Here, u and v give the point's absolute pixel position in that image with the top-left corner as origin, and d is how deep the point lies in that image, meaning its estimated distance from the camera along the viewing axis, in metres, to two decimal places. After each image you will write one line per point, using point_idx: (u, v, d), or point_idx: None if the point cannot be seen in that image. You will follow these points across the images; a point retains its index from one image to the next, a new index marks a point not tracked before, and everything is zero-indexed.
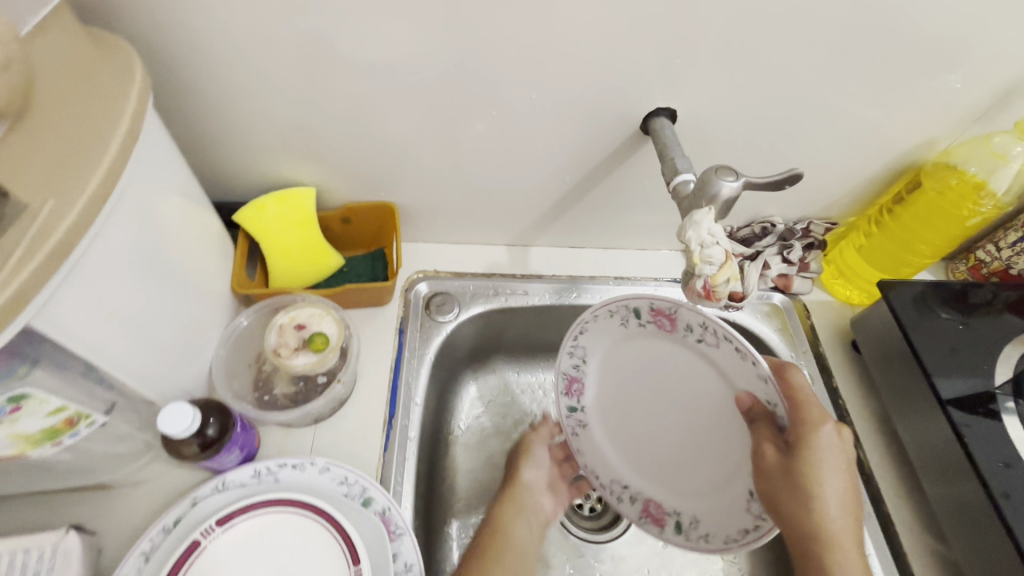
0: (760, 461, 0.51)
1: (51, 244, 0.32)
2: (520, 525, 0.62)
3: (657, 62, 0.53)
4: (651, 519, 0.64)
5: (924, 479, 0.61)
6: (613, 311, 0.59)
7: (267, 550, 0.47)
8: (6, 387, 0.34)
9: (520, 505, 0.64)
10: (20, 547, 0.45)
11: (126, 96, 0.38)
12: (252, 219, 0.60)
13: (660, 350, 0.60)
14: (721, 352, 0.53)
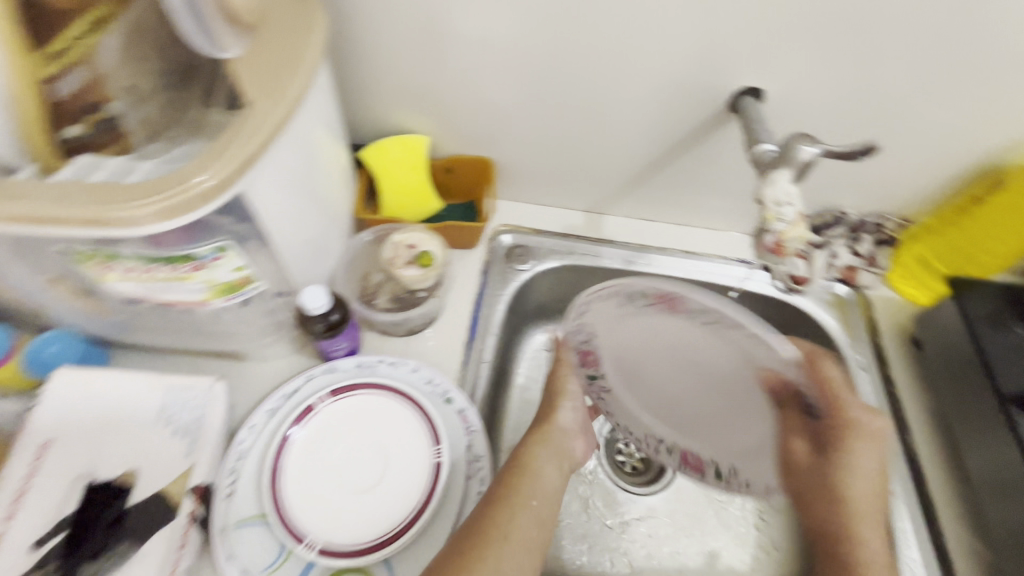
0: (795, 459, 0.61)
1: (265, 130, 0.42)
2: (552, 470, 0.57)
3: (751, 44, 0.58)
4: (690, 467, 0.64)
5: (973, 470, 0.63)
6: (619, 290, 0.54)
7: (365, 422, 0.57)
8: (211, 240, 0.44)
9: (551, 449, 0.59)
10: (178, 385, 0.53)
11: (316, 28, 0.48)
12: (373, 157, 0.70)
13: (679, 323, 0.56)
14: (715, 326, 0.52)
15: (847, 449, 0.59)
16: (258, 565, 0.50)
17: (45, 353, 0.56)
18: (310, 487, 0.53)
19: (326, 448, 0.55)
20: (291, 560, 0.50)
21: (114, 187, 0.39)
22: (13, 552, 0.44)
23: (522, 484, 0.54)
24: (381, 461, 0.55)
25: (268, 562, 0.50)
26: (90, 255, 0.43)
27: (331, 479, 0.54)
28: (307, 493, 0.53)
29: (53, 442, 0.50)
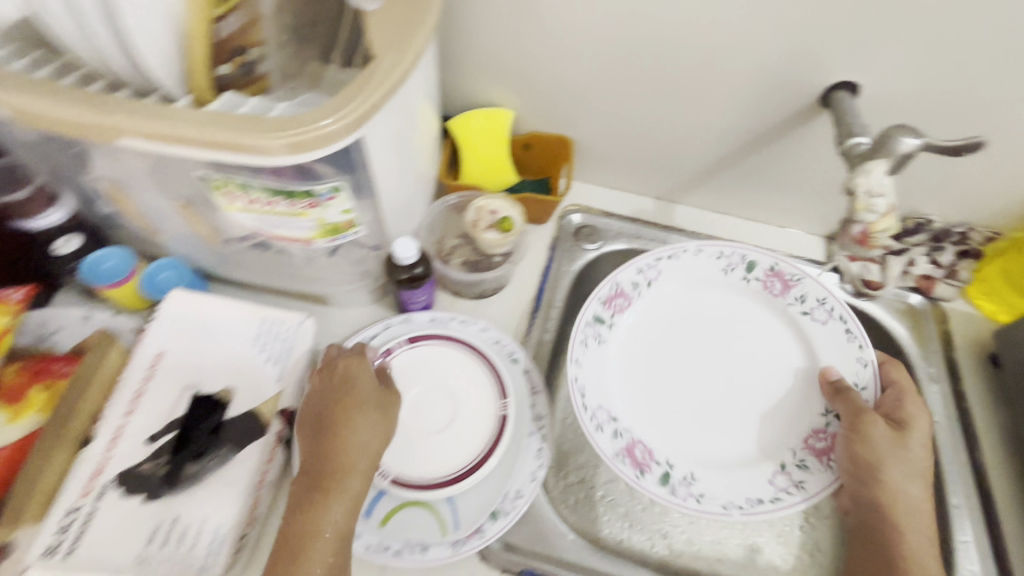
0: (864, 424, 0.59)
1: (386, 86, 0.46)
2: (371, 436, 0.49)
3: (854, 38, 0.58)
4: (630, 458, 0.61)
5: None
6: (721, 255, 0.69)
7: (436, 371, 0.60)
8: (329, 180, 0.47)
9: (381, 403, 0.51)
10: (274, 317, 0.58)
11: None
12: (459, 128, 0.74)
13: (736, 304, 0.70)
14: (829, 330, 0.65)
15: (916, 425, 0.60)
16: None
17: (158, 277, 0.62)
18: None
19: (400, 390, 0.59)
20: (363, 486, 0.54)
21: (254, 120, 0.43)
22: (132, 444, 0.50)
23: (348, 488, 0.47)
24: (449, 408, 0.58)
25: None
26: (219, 184, 0.47)
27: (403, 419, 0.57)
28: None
29: (165, 354, 0.55)
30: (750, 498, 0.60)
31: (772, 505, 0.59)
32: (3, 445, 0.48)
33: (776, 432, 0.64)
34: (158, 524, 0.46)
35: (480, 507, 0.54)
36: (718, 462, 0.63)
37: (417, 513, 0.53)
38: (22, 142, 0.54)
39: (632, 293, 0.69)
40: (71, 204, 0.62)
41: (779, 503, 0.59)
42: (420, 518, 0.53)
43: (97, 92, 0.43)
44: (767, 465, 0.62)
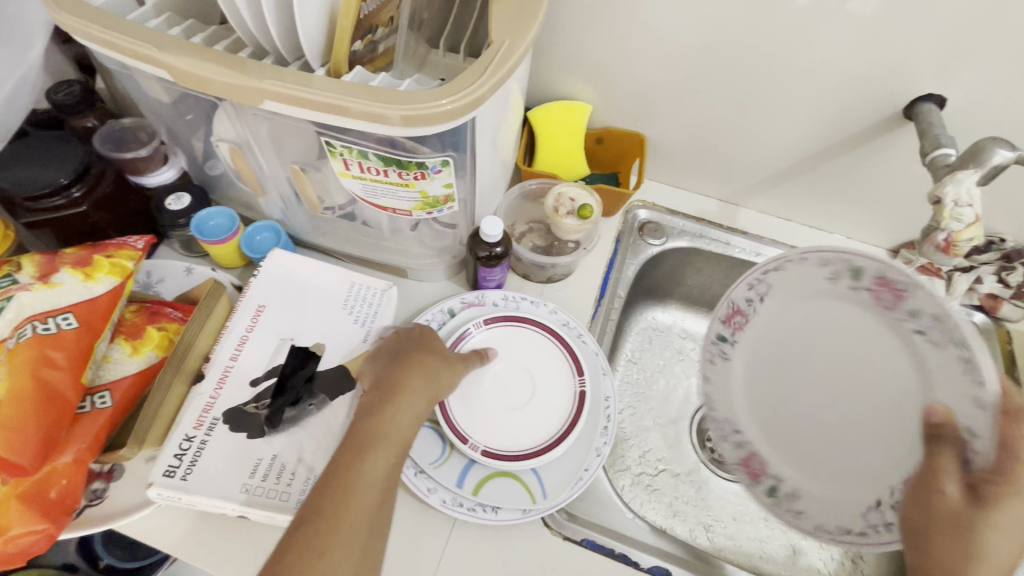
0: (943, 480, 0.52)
1: (502, 70, 0.48)
2: (439, 378, 0.50)
3: (946, 51, 0.59)
4: (748, 470, 0.64)
5: None
6: (828, 262, 0.58)
7: (513, 350, 0.64)
8: (440, 153, 0.50)
9: (445, 355, 0.53)
10: (364, 283, 0.62)
11: None
12: (539, 118, 0.77)
13: (848, 314, 0.61)
14: (943, 357, 0.53)
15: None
16: (426, 460, 0.57)
17: (256, 238, 0.67)
18: (468, 399, 0.60)
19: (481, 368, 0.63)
20: (453, 459, 0.58)
21: (378, 91, 0.46)
22: (238, 387, 0.54)
23: (415, 404, 0.46)
24: (528, 384, 0.63)
25: (435, 458, 0.57)
26: (338, 151, 0.51)
27: (486, 395, 0.61)
28: (465, 404, 0.60)
29: (265, 307, 0.59)
30: (848, 528, 0.57)
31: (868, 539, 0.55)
32: (125, 375, 0.52)
33: (881, 465, 0.58)
34: (258, 460, 0.50)
35: (564, 480, 0.58)
36: (835, 473, 0.61)
37: (504, 483, 0.57)
38: (155, 104, 0.59)
39: (749, 306, 0.64)
40: (180, 164, 0.69)
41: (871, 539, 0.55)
42: (507, 488, 0.57)
43: (245, 58, 0.48)
44: (860, 500, 0.58)
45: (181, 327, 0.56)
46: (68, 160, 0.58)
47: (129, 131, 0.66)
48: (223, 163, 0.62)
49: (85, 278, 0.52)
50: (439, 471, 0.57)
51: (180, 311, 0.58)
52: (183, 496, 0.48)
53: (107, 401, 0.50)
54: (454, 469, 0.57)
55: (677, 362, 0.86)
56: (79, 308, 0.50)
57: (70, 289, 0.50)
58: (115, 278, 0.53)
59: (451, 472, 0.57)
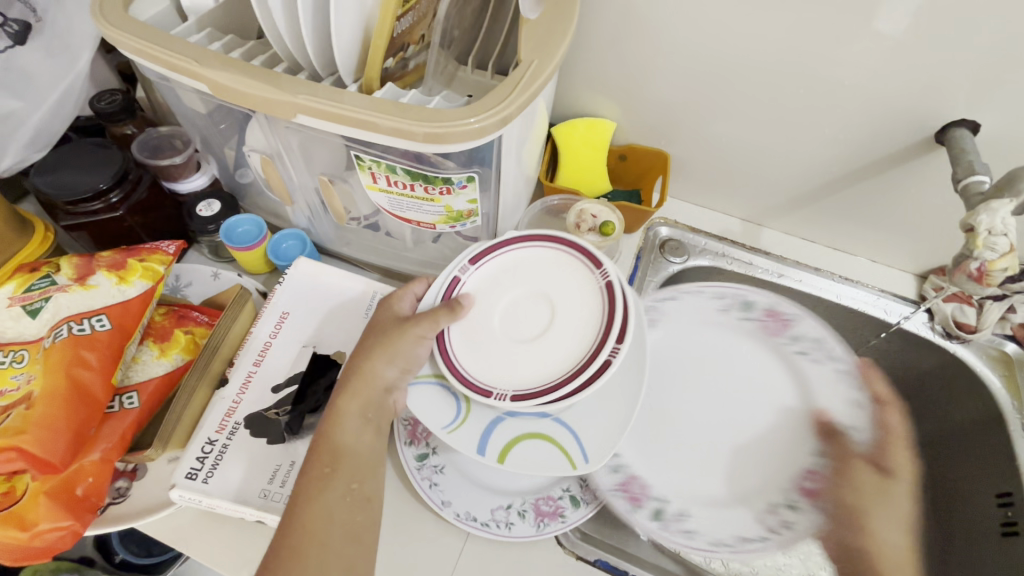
0: (853, 470, 0.67)
1: (532, 89, 0.48)
2: (380, 365, 0.52)
3: (981, 77, 0.58)
4: (628, 494, 0.62)
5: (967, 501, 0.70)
6: (721, 295, 0.76)
7: (528, 275, 0.59)
8: (466, 170, 0.51)
9: (385, 333, 0.53)
10: (385, 292, 0.63)
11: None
12: (563, 133, 0.77)
13: (736, 345, 0.74)
14: (820, 369, 0.73)
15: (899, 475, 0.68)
16: (439, 424, 0.54)
17: (282, 246, 0.69)
18: (479, 341, 0.56)
19: (490, 302, 0.58)
20: (473, 416, 0.55)
21: (406, 107, 0.46)
22: (261, 392, 0.55)
23: (349, 406, 0.50)
24: (545, 308, 0.58)
25: (449, 421, 0.54)
26: (367, 165, 0.52)
27: (499, 330, 0.57)
28: (476, 346, 0.56)
29: (288, 314, 0.60)
30: (738, 537, 0.61)
31: (763, 544, 0.61)
32: (152, 377, 0.53)
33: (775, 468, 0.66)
34: (278, 466, 0.51)
35: (605, 435, 0.54)
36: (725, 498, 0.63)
37: (535, 444, 0.54)
38: (192, 113, 0.61)
39: None
40: (212, 172, 0.70)
41: (771, 545, 0.61)
42: (542, 447, 0.53)
43: (281, 73, 0.49)
44: (758, 506, 0.63)
45: (207, 330, 0.58)
46: (108, 166, 0.60)
47: (165, 139, 0.69)
48: (253, 172, 0.64)
49: (119, 280, 0.53)
50: (455, 435, 0.54)
51: (206, 315, 0.59)
52: (204, 499, 0.49)
53: (134, 402, 0.52)
54: (474, 431, 0.54)
55: None
56: (112, 310, 0.51)
57: (106, 292, 0.52)
58: (147, 282, 0.55)
59: (471, 434, 0.54)
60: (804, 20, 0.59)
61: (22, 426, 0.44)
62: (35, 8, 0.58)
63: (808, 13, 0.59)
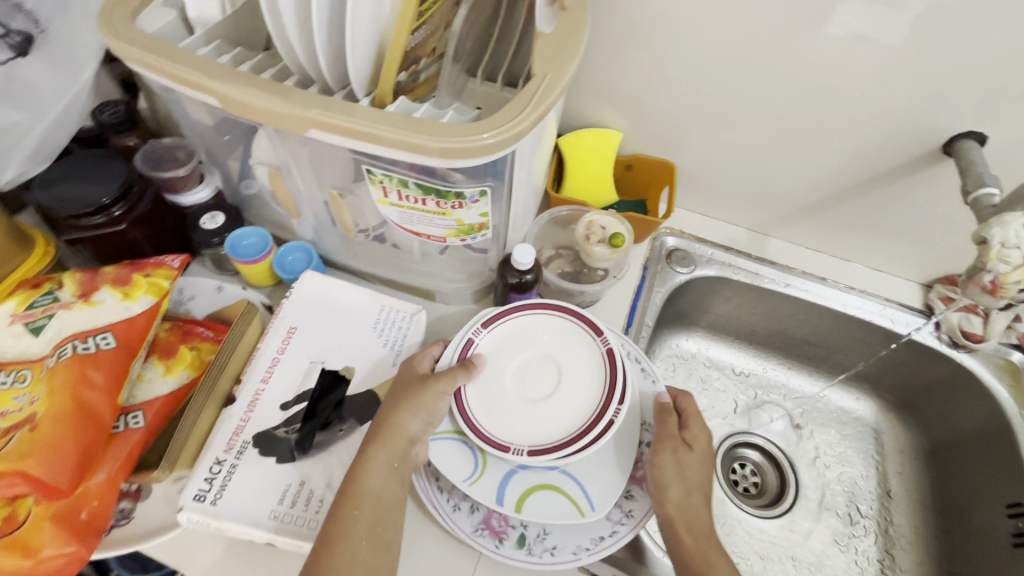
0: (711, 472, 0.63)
1: (546, 103, 0.48)
2: (406, 417, 0.52)
3: (988, 90, 0.58)
4: (488, 532, 0.53)
5: (979, 510, 0.72)
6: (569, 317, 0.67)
7: (535, 338, 0.62)
8: (478, 184, 0.51)
9: (408, 386, 0.54)
10: (393, 305, 0.62)
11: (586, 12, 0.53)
12: (570, 144, 0.77)
13: None
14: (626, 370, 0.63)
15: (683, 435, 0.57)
16: (459, 476, 0.54)
17: (288, 258, 0.68)
18: (493, 401, 0.57)
19: (501, 365, 0.60)
20: (489, 469, 0.55)
21: (417, 123, 0.46)
22: (269, 409, 0.54)
23: (377, 454, 0.50)
24: (553, 372, 0.60)
25: (468, 474, 0.54)
26: (378, 179, 0.52)
27: (509, 389, 0.58)
28: (490, 404, 0.57)
29: (295, 329, 0.59)
30: (592, 537, 0.53)
31: (613, 539, 0.53)
32: (158, 396, 0.52)
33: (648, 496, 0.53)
34: (287, 486, 0.50)
35: (608, 484, 0.54)
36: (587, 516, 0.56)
37: (548, 497, 0.53)
38: (196, 125, 0.60)
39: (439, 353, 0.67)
40: (215, 184, 0.69)
41: (617, 537, 0.53)
42: (555, 501, 0.53)
43: (291, 86, 0.48)
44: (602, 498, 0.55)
45: (213, 346, 0.57)
46: (111, 179, 0.59)
47: (169, 150, 0.67)
48: (260, 184, 0.63)
49: (124, 297, 0.52)
50: (475, 487, 0.53)
51: (212, 330, 0.59)
52: (213, 521, 0.47)
53: (140, 421, 0.50)
54: (490, 484, 0.54)
55: (701, 391, 0.87)
56: (117, 327, 0.50)
57: (110, 309, 0.51)
58: (152, 298, 0.53)
59: (489, 487, 0.54)
60: (812, 34, 0.60)
61: (26, 450, 0.43)
62: (38, 20, 0.57)
63: (815, 27, 0.59)
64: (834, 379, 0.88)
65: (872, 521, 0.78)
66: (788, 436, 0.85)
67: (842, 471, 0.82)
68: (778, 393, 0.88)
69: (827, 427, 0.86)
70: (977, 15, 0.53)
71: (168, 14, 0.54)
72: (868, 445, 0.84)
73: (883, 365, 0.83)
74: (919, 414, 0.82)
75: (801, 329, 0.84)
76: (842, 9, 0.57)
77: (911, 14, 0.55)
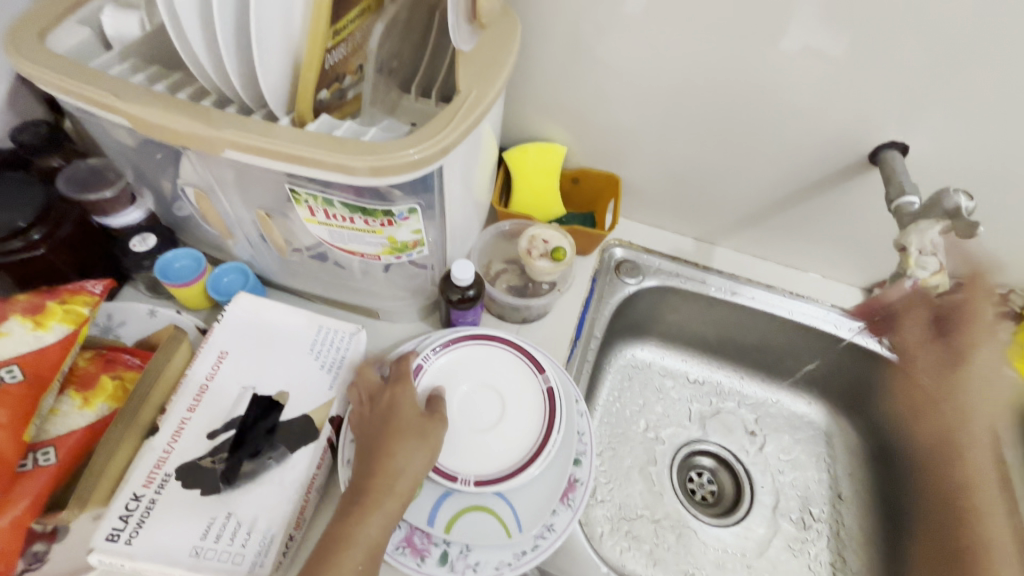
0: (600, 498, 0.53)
1: (474, 117, 0.48)
2: (414, 463, 0.49)
3: (905, 103, 0.61)
4: (408, 550, 0.51)
5: (921, 510, 0.74)
6: None
7: (478, 367, 0.62)
8: (406, 201, 0.50)
9: (421, 431, 0.51)
10: (331, 326, 0.61)
11: (516, 27, 0.54)
12: (515, 158, 0.77)
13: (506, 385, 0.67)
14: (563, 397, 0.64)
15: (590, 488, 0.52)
16: None
17: (223, 280, 0.66)
18: None
19: (445, 394, 0.60)
20: (425, 491, 0.54)
21: (345, 142, 0.45)
22: (195, 438, 0.51)
23: (384, 503, 0.47)
24: (497, 403, 0.60)
25: None
26: (304, 198, 0.51)
27: (454, 418, 0.58)
28: None
29: (227, 353, 0.57)
30: (515, 552, 0.52)
31: (535, 553, 0.52)
32: (73, 430, 0.50)
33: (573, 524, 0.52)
34: (212, 520, 0.48)
35: (546, 501, 0.54)
36: None
37: (479, 517, 0.53)
38: (121, 145, 0.58)
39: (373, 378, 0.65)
40: (148, 206, 0.67)
41: (539, 551, 0.52)
42: (486, 522, 0.52)
43: (211, 106, 0.47)
44: (528, 513, 0.54)
45: (137, 375, 0.55)
46: (28, 203, 0.58)
47: (96, 171, 0.64)
48: (189, 205, 0.61)
49: (35, 326, 0.50)
50: (410, 509, 0.52)
51: (138, 358, 0.57)
52: (127, 562, 0.44)
53: (51, 457, 0.48)
54: (425, 505, 0.53)
55: (656, 401, 0.87)
56: (25, 359, 0.48)
57: (18, 339, 0.48)
58: (68, 327, 0.51)
59: (423, 509, 0.53)
60: (745, 45, 0.61)
61: None
62: None
63: (764, 37, 0.60)
64: (784, 384, 0.89)
65: (824, 524, 0.79)
66: (740, 443, 0.86)
67: (795, 476, 0.83)
68: (732, 400, 0.89)
69: (780, 432, 0.87)
70: (908, 29, 0.55)
71: (82, 32, 0.52)
72: (819, 449, 0.85)
73: (830, 369, 0.85)
74: (864, 416, 0.84)
75: (749, 336, 0.86)
76: (795, 26, 0.58)
77: (817, 28, 0.57)
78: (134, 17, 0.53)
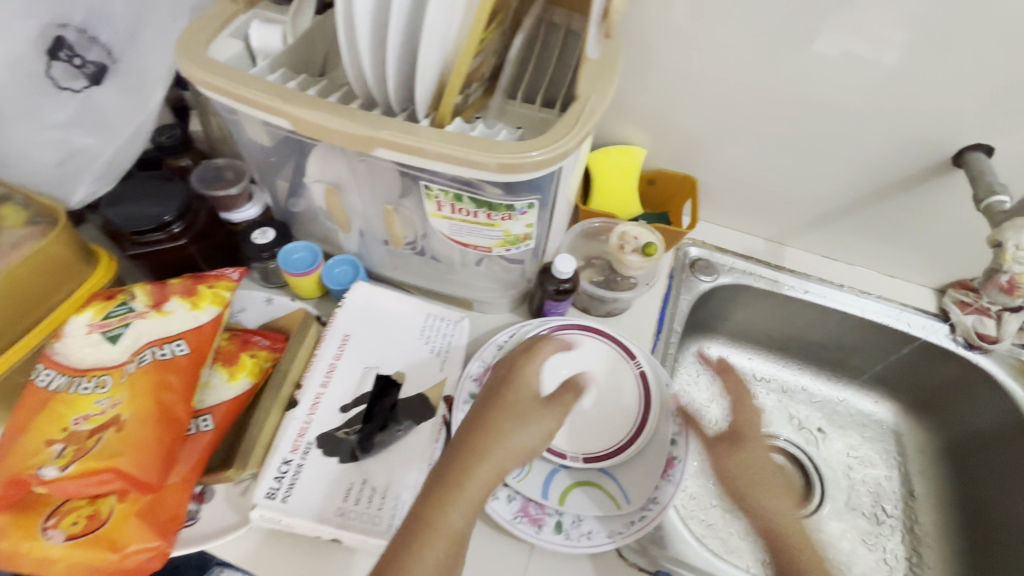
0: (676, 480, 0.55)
1: (591, 122, 0.52)
2: (522, 437, 0.50)
3: (993, 107, 0.63)
4: (526, 520, 0.55)
5: (1001, 506, 0.75)
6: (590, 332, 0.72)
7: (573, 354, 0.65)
8: (526, 196, 0.54)
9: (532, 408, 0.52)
10: (439, 314, 0.65)
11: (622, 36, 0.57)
12: (597, 161, 0.81)
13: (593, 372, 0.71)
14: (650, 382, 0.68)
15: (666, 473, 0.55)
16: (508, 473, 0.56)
17: (335, 271, 0.71)
18: None
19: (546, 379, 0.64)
20: (536, 468, 0.58)
21: (475, 141, 0.50)
22: (329, 411, 0.56)
23: (482, 464, 0.47)
24: (593, 388, 0.64)
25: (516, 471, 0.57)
26: (434, 194, 0.56)
27: None
28: None
29: (350, 337, 0.62)
30: (622, 522, 0.55)
31: (642, 523, 0.55)
32: (223, 401, 0.55)
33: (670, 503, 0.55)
34: (350, 484, 0.52)
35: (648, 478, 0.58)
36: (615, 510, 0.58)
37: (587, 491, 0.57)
38: (254, 146, 0.64)
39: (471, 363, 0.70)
40: (262, 201, 0.72)
41: (647, 521, 0.55)
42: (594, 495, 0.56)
43: (354, 109, 0.52)
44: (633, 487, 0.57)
45: (271, 354, 0.59)
46: (173, 198, 0.63)
47: (221, 171, 0.71)
48: (310, 200, 0.67)
49: (192, 306, 0.56)
50: (524, 484, 0.56)
51: (268, 339, 0.61)
52: (283, 517, 0.50)
53: (209, 423, 0.53)
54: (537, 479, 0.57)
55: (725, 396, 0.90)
56: (188, 334, 0.54)
57: (181, 317, 0.55)
58: (216, 307, 0.57)
59: (536, 483, 0.57)
60: (833, 56, 0.64)
61: (118, 448, 0.46)
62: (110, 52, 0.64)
63: (853, 48, 0.63)
64: (852, 383, 0.91)
65: (897, 520, 0.81)
66: (809, 440, 0.88)
67: (865, 472, 0.85)
68: (800, 398, 0.91)
69: (848, 430, 0.89)
70: (995, 37, 0.58)
71: (234, 45, 0.58)
72: (888, 446, 0.87)
73: (899, 368, 0.86)
74: (936, 415, 0.85)
75: (818, 335, 0.88)
76: (843, 32, 0.62)
77: (907, 37, 0.60)
78: (278, 32, 0.59)
